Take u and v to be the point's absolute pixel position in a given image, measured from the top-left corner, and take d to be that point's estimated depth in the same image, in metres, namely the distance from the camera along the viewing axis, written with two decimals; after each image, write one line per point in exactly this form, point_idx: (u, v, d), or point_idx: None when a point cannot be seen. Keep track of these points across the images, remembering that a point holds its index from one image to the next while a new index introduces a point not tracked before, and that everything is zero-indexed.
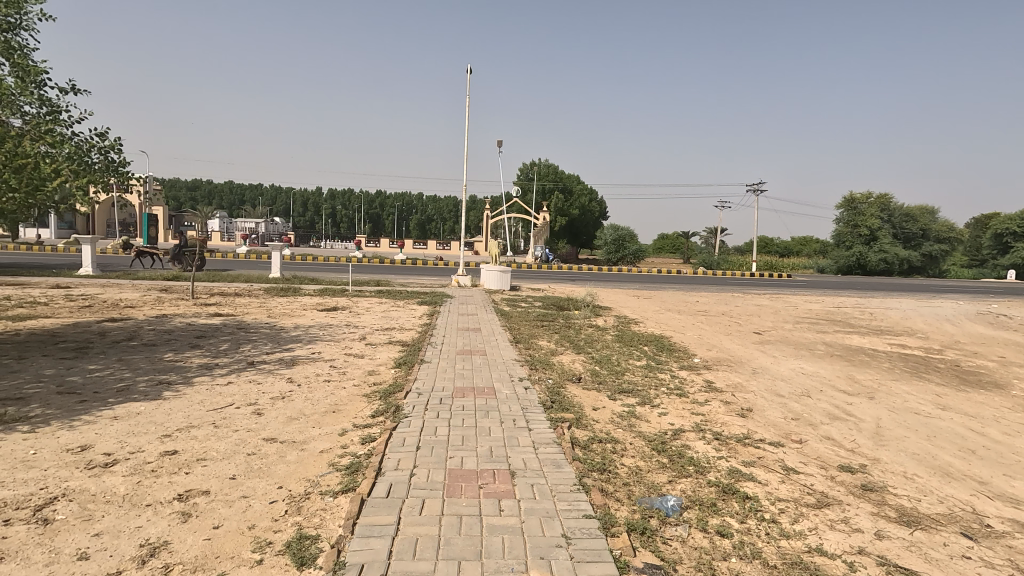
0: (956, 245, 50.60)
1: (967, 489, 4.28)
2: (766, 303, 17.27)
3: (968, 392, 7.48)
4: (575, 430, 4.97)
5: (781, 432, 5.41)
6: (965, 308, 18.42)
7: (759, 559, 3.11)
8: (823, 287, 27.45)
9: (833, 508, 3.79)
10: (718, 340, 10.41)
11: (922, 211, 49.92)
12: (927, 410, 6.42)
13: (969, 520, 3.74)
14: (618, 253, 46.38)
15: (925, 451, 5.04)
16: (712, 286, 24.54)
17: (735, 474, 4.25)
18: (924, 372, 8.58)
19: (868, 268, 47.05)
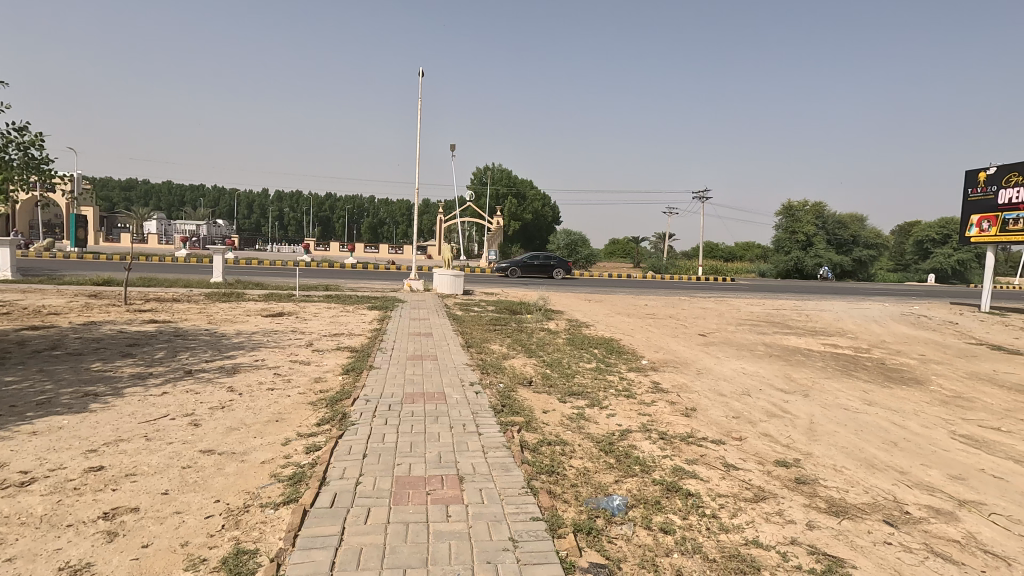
0: (883, 251, 54.07)
1: (889, 479, 4.56)
2: (711, 307, 17.88)
3: (892, 388, 7.99)
4: (524, 433, 5.01)
5: (722, 430, 5.62)
6: (891, 310, 19.72)
7: (699, 553, 3.22)
8: (762, 290, 28.76)
9: (769, 501, 3.97)
10: (666, 343, 10.70)
11: (852, 219, 53.13)
12: (855, 405, 6.83)
13: (890, 508, 3.99)
14: (570, 258, 47.06)
15: (853, 445, 5.35)
16: (659, 289, 25.33)
17: (678, 472, 4.38)
18: (853, 370, 9.11)
19: (804, 272, 49.71)
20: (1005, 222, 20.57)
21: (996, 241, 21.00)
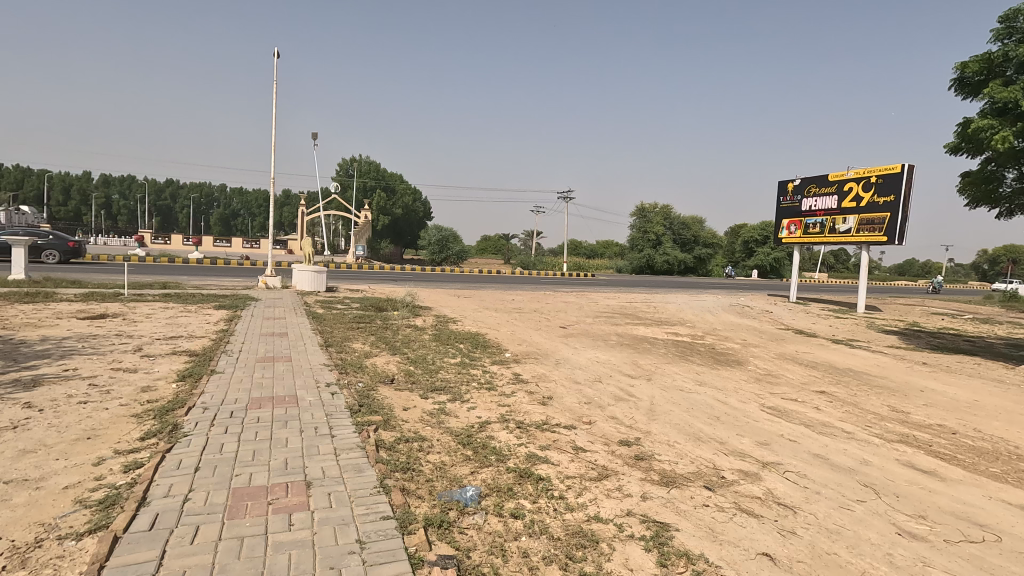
0: (718, 249, 61.42)
1: (711, 448, 5.19)
2: (573, 300, 18.94)
3: (719, 369, 9.11)
4: (381, 432, 4.89)
5: (575, 415, 5.98)
6: (722, 301, 22.47)
7: (546, 534, 3.40)
8: (619, 285, 31.12)
9: (610, 478, 4.31)
10: (529, 336, 11.11)
11: (693, 220, 59.67)
12: (688, 386, 7.67)
13: (709, 474, 4.53)
14: (441, 253, 46.88)
15: (684, 421, 6.00)
16: (527, 285, 26.24)
17: (532, 458, 4.58)
18: (689, 355, 10.21)
19: (655, 268, 54.86)
20: (806, 225, 24.32)
21: (801, 242, 24.74)
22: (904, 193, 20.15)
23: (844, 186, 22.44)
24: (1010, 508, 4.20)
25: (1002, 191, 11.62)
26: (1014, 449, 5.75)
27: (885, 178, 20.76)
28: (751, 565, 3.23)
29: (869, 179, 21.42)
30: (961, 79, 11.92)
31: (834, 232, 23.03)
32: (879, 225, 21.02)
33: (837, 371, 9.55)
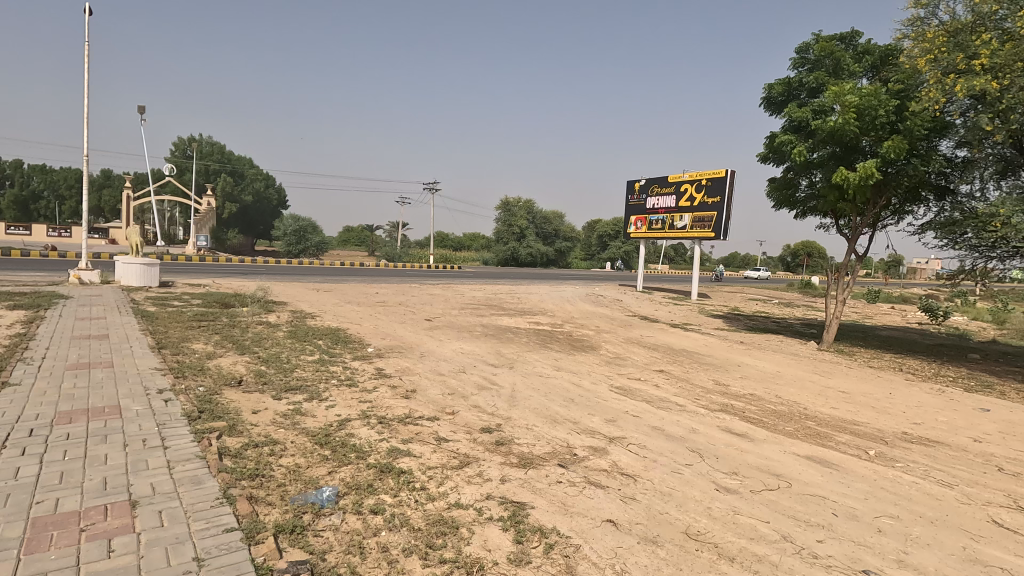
0: (577, 243, 65.39)
1: (566, 429, 5.55)
2: (439, 292, 18.95)
3: (575, 355, 9.75)
4: (225, 439, 4.48)
5: (438, 406, 6.02)
6: (580, 291, 24.02)
7: (406, 526, 3.40)
8: (485, 277, 31.79)
9: (472, 465, 4.43)
10: (394, 329, 10.90)
11: (554, 215, 62.94)
12: (547, 372, 8.11)
13: (563, 453, 4.86)
14: (299, 245, 43.94)
15: (542, 405, 6.34)
16: (393, 278, 25.67)
17: (393, 452, 4.53)
18: (549, 343, 10.78)
19: (519, 261, 57.02)
20: (650, 222, 26.84)
21: (646, 237, 27.30)
22: (727, 195, 23.20)
23: (681, 187, 25.22)
24: (798, 458, 5.09)
25: (799, 195, 13.83)
26: (803, 410, 6.95)
27: (712, 182, 23.88)
28: (597, 532, 3.54)
29: (700, 182, 24.39)
30: (769, 98, 13.91)
31: (672, 228, 25.64)
32: (708, 222, 23.91)
33: (674, 351, 10.75)
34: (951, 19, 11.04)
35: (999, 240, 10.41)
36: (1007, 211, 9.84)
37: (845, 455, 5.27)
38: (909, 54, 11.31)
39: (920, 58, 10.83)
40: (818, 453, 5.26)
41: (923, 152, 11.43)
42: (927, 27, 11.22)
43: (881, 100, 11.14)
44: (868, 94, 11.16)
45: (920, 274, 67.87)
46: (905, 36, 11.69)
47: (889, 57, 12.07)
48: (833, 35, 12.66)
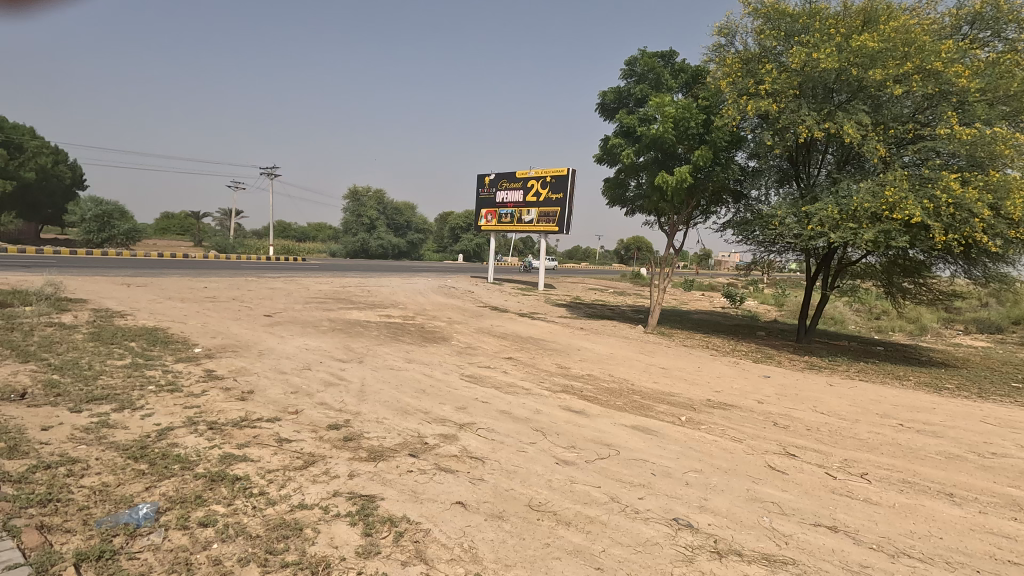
0: (429, 235, 65.18)
1: (416, 419, 5.57)
2: (280, 286, 17.61)
3: (426, 346, 9.78)
4: (3, 463, 3.74)
5: (279, 406, 5.64)
6: (432, 284, 24.02)
7: (242, 535, 3.17)
8: (332, 269, 30.27)
9: (317, 464, 4.26)
10: (226, 327, 9.90)
11: (406, 206, 62.08)
12: (398, 364, 8.02)
13: (414, 443, 4.88)
14: (103, 233, 37.56)
15: (392, 398, 6.28)
16: (225, 271, 23.24)
17: (227, 459, 4.17)
18: (400, 335, 10.64)
19: (369, 252, 55.34)
20: (500, 216, 27.69)
21: (495, 230, 28.17)
22: (569, 192, 24.91)
23: (528, 183, 26.45)
24: (626, 429, 5.72)
25: (628, 195, 15.33)
26: (631, 386, 7.80)
27: (555, 179, 25.49)
28: (447, 514, 3.65)
29: (545, 179, 25.86)
30: (603, 104, 15.14)
31: (520, 222, 26.74)
32: (552, 217, 25.42)
33: (521, 339, 11.32)
34: (744, 49, 13.05)
35: (778, 237, 12.64)
36: (782, 213, 11.97)
37: (664, 423, 6.05)
38: (713, 76, 13.14)
39: (721, 80, 12.72)
40: (642, 423, 5.96)
41: (724, 161, 13.39)
42: (727, 54, 13.14)
43: (692, 114, 12.80)
44: (682, 107, 12.74)
45: (723, 266, 79.60)
46: (710, 60, 13.55)
47: (698, 76, 13.87)
48: (655, 52, 14.18)
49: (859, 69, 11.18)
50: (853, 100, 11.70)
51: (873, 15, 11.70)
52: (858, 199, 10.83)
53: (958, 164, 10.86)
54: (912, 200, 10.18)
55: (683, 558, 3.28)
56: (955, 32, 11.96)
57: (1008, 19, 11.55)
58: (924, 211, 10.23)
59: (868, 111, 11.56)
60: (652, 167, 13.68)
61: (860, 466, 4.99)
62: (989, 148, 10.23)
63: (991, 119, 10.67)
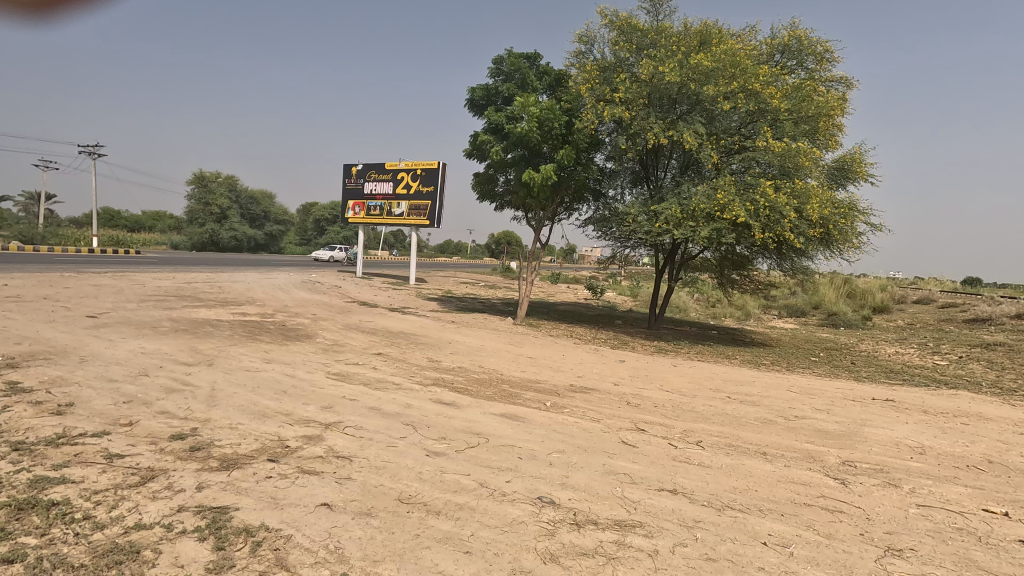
0: (290, 226, 60.93)
1: (276, 422, 5.23)
2: (107, 283, 15.32)
3: (288, 345, 9.18)
4: None
5: (108, 419, 4.96)
6: (294, 278, 22.53)
7: (61, 567, 2.78)
8: (174, 263, 27.04)
9: (157, 479, 3.84)
10: (35, 331, 8.40)
11: (262, 194, 57.44)
12: (254, 365, 7.44)
13: (274, 447, 4.59)
14: None
15: (249, 401, 5.82)
16: (32, 265, 19.64)
17: (40, 482, 3.59)
18: (257, 334, 9.85)
19: (220, 245, 50.41)
20: (368, 208, 26.74)
21: (363, 222, 27.16)
22: (440, 186, 24.83)
23: (397, 175, 25.86)
24: (495, 417, 5.90)
25: (497, 190, 15.68)
26: (500, 376, 8.05)
27: (426, 172, 25.25)
28: (310, 517, 3.50)
29: (415, 172, 25.49)
30: (471, 100, 15.29)
31: (389, 214, 26.08)
32: (423, 211, 25.16)
33: (391, 334, 11.10)
34: (601, 58, 13.99)
35: (632, 233, 13.79)
36: (635, 211, 13.08)
37: (530, 409, 6.34)
38: (574, 80, 13.91)
39: (581, 85, 13.47)
40: (510, 411, 6.20)
41: (584, 161, 14.27)
42: (586, 61, 13.99)
43: (556, 115, 13.45)
44: (546, 108, 13.33)
45: (586, 260, 84.97)
46: (571, 65, 14.31)
47: (561, 79, 14.59)
48: (521, 53, 14.62)
49: (697, 84, 12.56)
50: (692, 112, 13.12)
51: (708, 37, 13.20)
52: (697, 200, 12.20)
53: (772, 173, 12.71)
54: (738, 203, 11.73)
55: (546, 533, 3.49)
56: (770, 59, 13.92)
57: (809, 52, 13.72)
58: (747, 212, 11.83)
59: (704, 123, 13.05)
60: (520, 164, 14.14)
61: (697, 435, 5.68)
62: (795, 160, 12.13)
63: (796, 136, 12.63)
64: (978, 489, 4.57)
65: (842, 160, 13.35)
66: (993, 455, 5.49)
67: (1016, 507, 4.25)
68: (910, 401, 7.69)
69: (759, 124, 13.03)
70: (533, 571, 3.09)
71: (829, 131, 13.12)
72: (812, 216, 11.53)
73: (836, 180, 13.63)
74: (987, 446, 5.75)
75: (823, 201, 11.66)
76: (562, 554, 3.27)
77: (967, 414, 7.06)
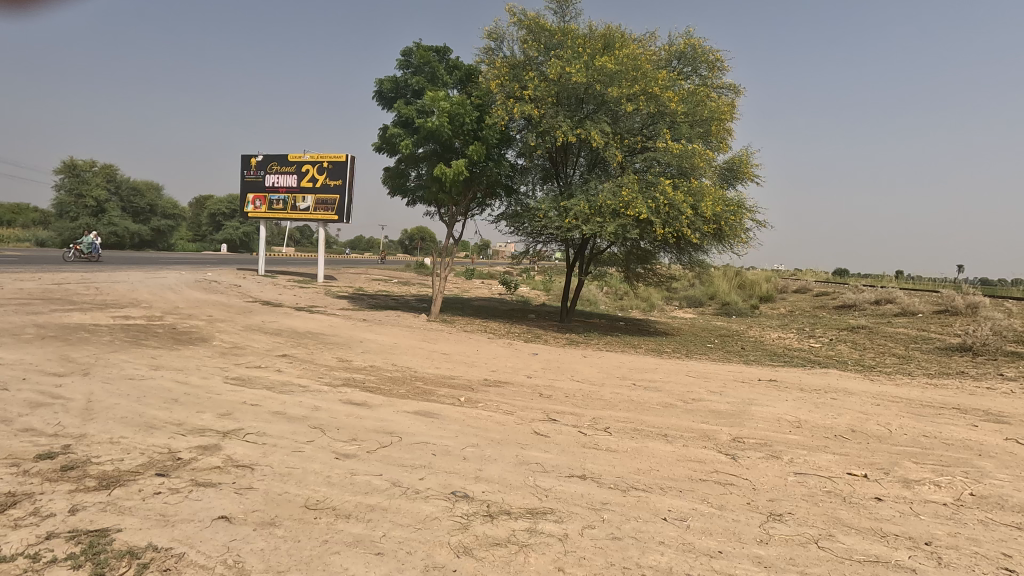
0: (181, 221, 56.08)
1: (165, 433, 4.81)
2: None
3: (179, 349, 8.46)
4: None
5: None
6: (185, 277, 20.75)
7: None
8: (40, 262, 24.05)
9: (21, 506, 3.42)
10: None
11: (148, 186, 52.53)
12: (139, 373, 6.78)
13: (163, 460, 4.23)
14: None
15: (133, 412, 5.31)
16: None
17: None
18: (142, 339, 8.97)
19: (97, 242, 45.54)
20: (270, 201, 25.20)
21: (265, 217, 25.59)
22: (348, 179, 23.96)
23: (302, 167, 24.56)
24: (408, 415, 5.81)
25: (408, 185, 15.36)
26: (414, 373, 7.94)
27: (333, 165, 24.24)
28: (206, 533, 3.26)
29: (321, 164, 24.37)
30: (380, 92, 14.88)
31: (294, 209, 24.79)
32: (331, 205, 24.16)
33: (298, 334, 10.57)
34: (511, 55, 14.16)
35: (543, 228, 14.08)
36: (546, 207, 13.37)
37: (444, 405, 6.31)
38: (484, 76, 13.96)
39: (491, 81, 13.55)
40: (424, 408, 6.13)
41: (496, 157, 14.38)
42: (496, 57, 14.09)
43: (466, 111, 13.42)
44: (457, 103, 13.26)
45: (500, 256, 85.78)
46: (481, 61, 14.35)
47: (471, 75, 14.57)
48: (430, 46, 14.43)
49: (602, 85, 13.09)
50: (598, 112, 13.61)
51: (611, 40, 13.75)
52: (603, 197, 12.70)
53: (671, 172, 13.50)
54: (641, 200, 12.36)
55: (459, 527, 3.50)
56: (668, 64, 14.75)
57: (702, 59, 14.73)
58: (649, 209, 12.50)
59: (609, 122, 13.59)
60: (431, 159, 13.97)
61: (605, 422, 5.95)
62: (691, 160, 12.98)
63: (692, 138, 13.52)
64: (844, 455, 5.17)
65: (731, 161, 14.46)
66: (855, 424, 6.23)
67: (873, 468, 4.87)
68: (789, 380, 8.54)
69: (659, 126, 13.78)
70: (446, 566, 3.10)
71: (721, 134, 14.14)
72: (706, 213, 12.39)
73: (727, 180, 14.75)
74: (851, 416, 6.52)
75: (715, 200, 12.58)
76: (475, 546, 3.30)
77: (835, 390, 7.97)
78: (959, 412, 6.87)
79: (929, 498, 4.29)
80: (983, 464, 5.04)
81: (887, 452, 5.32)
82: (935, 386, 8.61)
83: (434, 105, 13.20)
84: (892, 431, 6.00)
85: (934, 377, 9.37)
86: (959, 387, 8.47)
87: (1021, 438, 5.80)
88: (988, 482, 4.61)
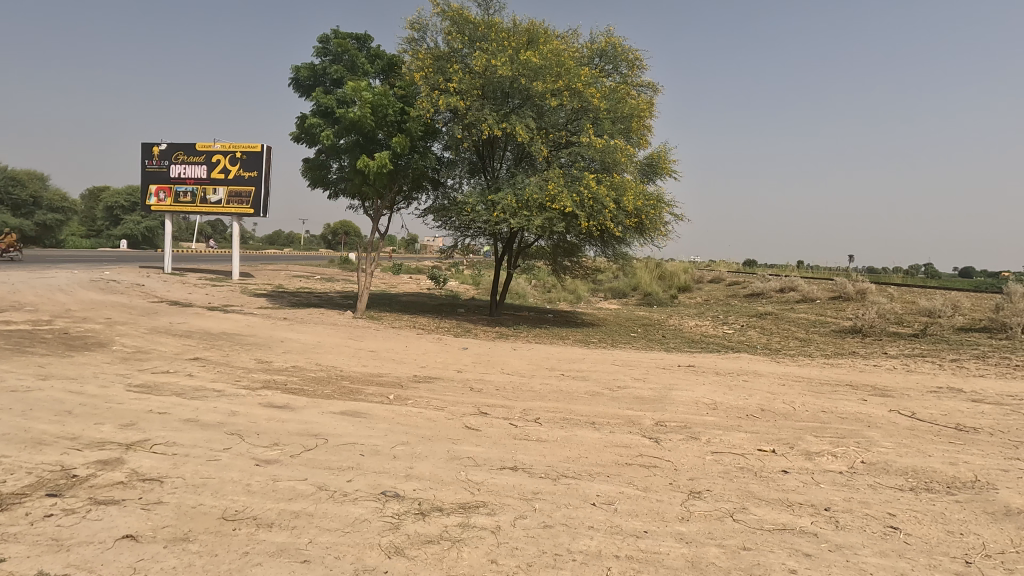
0: (72, 216, 50.92)
1: (57, 449, 4.35)
2: None
3: (72, 356, 7.67)
4: None
5: None
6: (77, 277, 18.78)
7: None
8: None
9: None
10: None
11: (31, 176, 47.33)
12: (24, 384, 6.08)
13: (55, 479, 3.82)
14: None
15: (17, 428, 4.76)
16: None
17: None
18: (28, 346, 8.07)
19: None
20: (177, 193, 23.39)
21: (170, 211, 23.71)
22: (264, 171, 22.74)
23: (211, 157, 22.97)
24: (334, 416, 5.61)
25: (330, 177, 14.78)
26: (339, 372, 7.67)
27: (247, 156, 22.88)
28: (108, 554, 2.99)
29: (233, 154, 22.94)
30: (296, 79, 14.22)
31: (204, 202, 23.19)
32: (246, 198, 22.84)
33: (210, 336, 9.90)
34: (435, 46, 13.96)
35: (471, 222, 14.03)
36: (473, 200, 13.35)
37: (372, 404, 6.14)
38: (408, 67, 13.68)
39: (415, 71, 13.33)
40: (351, 407, 5.94)
41: (421, 150, 14.12)
42: (419, 48, 13.85)
43: (389, 102, 13.07)
44: (379, 93, 12.90)
45: (429, 250, 85.01)
46: (404, 51, 14.03)
47: (393, 65, 14.19)
48: (349, 33, 13.94)
49: (527, 80, 13.21)
50: (523, 106, 13.70)
51: (535, 36, 13.88)
52: (530, 191, 12.83)
53: (595, 167, 13.85)
54: (566, 194, 12.62)
55: (390, 527, 3.43)
56: (590, 62, 15.10)
57: (622, 58, 15.19)
58: (574, 202, 12.78)
59: (534, 117, 13.72)
60: (354, 150, 13.50)
61: (535, 412, 6.04)
62: (613, 155, 13.39)
63: (614, 134, 13.94)
64: (754, 433, 5.57)
65: (651, 157, 15.07)
66: (764, 403, 6.72)
67: (780, 443, 5.26)
68: (705, 365, 9.08)
69: (583, 121, 14.09)
70: (377, 568, 3.03)
71: (640, 131, 14.66)
72: (628, 207, 12.84)
73: (647, 175, 15.33)
74: (760, 396, 7.04)
75: (637, 193, 13.06)
76: (407, 545, 3.24)
77: (746, 372, 8.57)
78: (851, 388, 7.60)
79: (828, 467, 4.71)
80: (871, 434, 5.59)
81: (792, 428, 5.78)
82: (830, 365, 9.47)
83: (356, 96, 12.77)
84: (795, 408, 6.53)
85: (829, 357, 10.32)
86: (851, 365, 9.38)
87: (902, 409, 6.50)
88: (876, 450, 5.12)
